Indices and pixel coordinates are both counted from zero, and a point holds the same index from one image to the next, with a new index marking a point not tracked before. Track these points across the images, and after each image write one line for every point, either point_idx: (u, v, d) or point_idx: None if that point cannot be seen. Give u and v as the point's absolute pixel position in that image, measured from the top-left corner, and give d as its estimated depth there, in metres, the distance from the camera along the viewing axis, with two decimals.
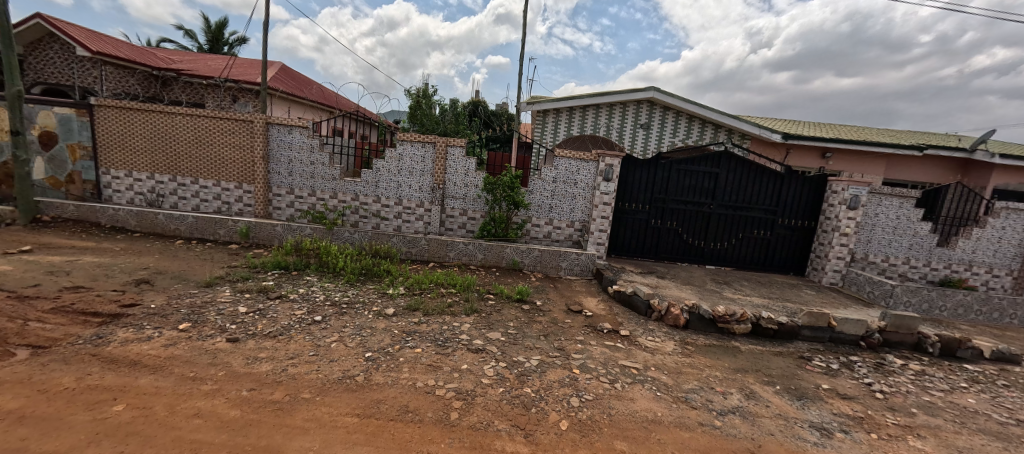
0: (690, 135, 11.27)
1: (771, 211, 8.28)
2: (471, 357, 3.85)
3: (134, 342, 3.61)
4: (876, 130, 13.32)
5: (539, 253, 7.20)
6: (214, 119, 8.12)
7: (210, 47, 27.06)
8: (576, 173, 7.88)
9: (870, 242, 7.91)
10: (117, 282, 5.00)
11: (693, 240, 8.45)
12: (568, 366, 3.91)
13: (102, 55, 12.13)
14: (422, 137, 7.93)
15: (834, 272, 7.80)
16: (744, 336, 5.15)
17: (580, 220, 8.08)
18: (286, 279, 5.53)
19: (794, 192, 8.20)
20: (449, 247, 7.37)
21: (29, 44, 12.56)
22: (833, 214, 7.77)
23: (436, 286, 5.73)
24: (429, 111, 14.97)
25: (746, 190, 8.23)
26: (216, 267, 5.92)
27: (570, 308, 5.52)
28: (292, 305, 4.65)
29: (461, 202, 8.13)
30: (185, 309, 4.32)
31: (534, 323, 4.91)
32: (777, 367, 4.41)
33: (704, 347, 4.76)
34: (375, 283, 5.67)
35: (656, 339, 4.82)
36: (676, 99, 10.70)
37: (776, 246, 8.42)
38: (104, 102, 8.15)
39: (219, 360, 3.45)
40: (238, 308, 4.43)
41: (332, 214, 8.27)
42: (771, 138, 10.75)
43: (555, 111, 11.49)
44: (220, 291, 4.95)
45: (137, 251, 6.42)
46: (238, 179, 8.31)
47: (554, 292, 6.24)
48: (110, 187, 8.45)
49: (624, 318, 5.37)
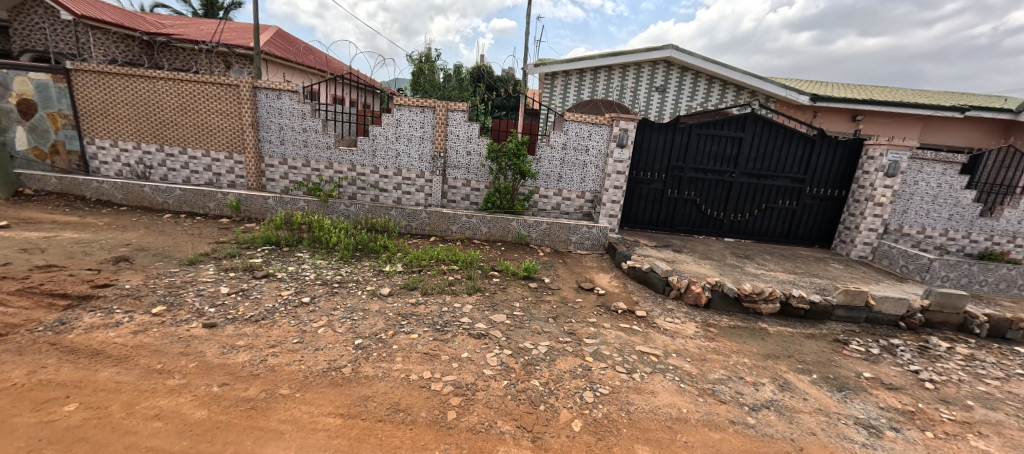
0: (709, 99, 10.51)
1: (798, 179, 7.69)
2: (472, 344, 3.47)
3: (100, 329, 3.25)
4: (911, 91, 12.41)
5: (548, 226, 6.71)
6: (198, 84, 7.60)
7: (205, 12, 26.10)
8: (588, 139, 7.29)
9: (906, 213, 7.32)
10: (94, 261, 4.65)
11: (712, 211, 7.92)
12: (580, 353, 3.51)
13: (87, 19, 11.50)
14: (420, 101, 7.35)
15: (864, 245, 7.32)
16: (772, 316, 4.72)
17: (591, 191, 7.56)
18: (275, 256, 5.16)
19: (824, 158, 7.57)
20: (452, 220, 6.89)
21: (11, 8, 11.94)
22: (868, 182, 7.19)
23: (436, 263, 5.35)
24: (432, 77, 14.18)
25: (772, 157, 7.62)
26: (202, 243, 5.55)
27: (581, 285, 5.13)
28: (279, 285, 4.29)
29: (464, 172, 7.63)
30: (161, 290, 3.95)
31: (542, 303, 4.51)
32: (810, 352, 3.98)
33: (728, 329, 4.34)
34: (372, 260, 5.28)
35: (675, 321, 4.41)
36: (696, 58, 9.87)
37: (802, 217, 7.87)
38: (81, 66, 7.64)
39: (192, 349, 3.10)
40: (219, 289, 4.06)
41: (327, 186, 7.81)
42: (797, 101, 9.98)
43: (564, 72, 10.73)
44: (203, 270, 4.58)
45: (121, 226, 6.05)
46: (228, 148, 7.85)
47: (563, 268, 5.82)
48: (96, 159, 8.08)
49: (640, 297, 4.96)
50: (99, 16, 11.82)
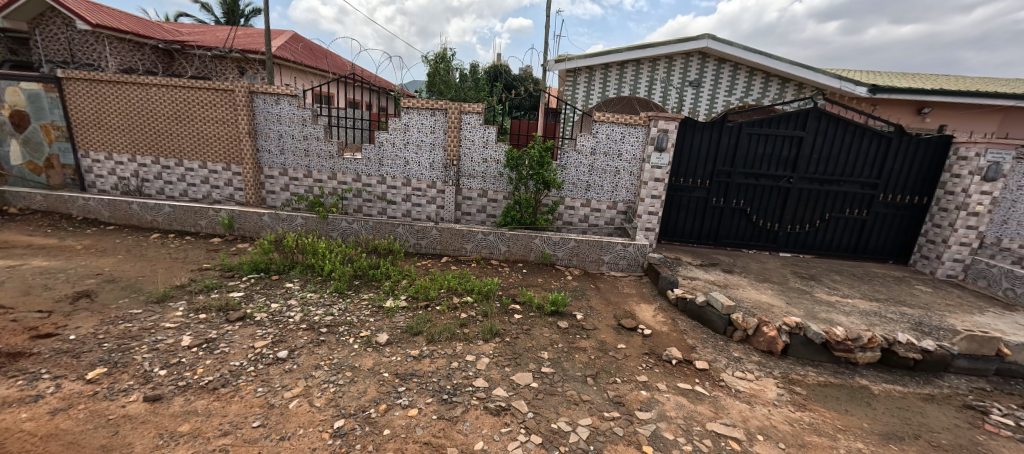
0: (750, 93, 9.39)
1: (869, 184, 6.59)
2: (490, 426, 2.61)
3: (10, 408, 2.50)
4: (980, 80, 11.00)
5: (577, 244, 5.78)
6: (193, 90, 7.00)
7: (226, 20, 26.10)
8: (620, 142, 6.36)
9: (1007, 224, 6.12)
10: (50, 298, 3.98)
11: (764, 222, 6.88)
12: (634, 438, 2.60)
13: (103, 28, 11.10)
14: (431, 103, 6.55)
15: (953, 262, 6.17)
16: (871, 368, 3.69)
17: (624, 201, 6.62)
18: (259, 288, 4.41)
19: (902, 159, 6.44)
20: (466, 237, 6.01)
21: None
22: (960, 187, 6.02)
23: (448, 295, 4.51)
24: (449, 77, 13.40)
25: (837, 158, 6.54)
26: (181, 271, 4.84)
27: (622, 324, 4.20)
28: (255, 332, 3.51)
29: (480, 181, 6.80)
30: (109, 344, 3.20)
31: (577, 353, 3.60)
32: (943, 430, 2.96)
33: (820, 390, 3.34)
34: (371, 292, 4.47)
35: (749, 377, 3.45)
36: (737, 48, 8.76)
37: (874, 228, 6.75)
38: (70, 74, 7.15)
39: (119, 440, 2.33)
40: (180, 340, 3.30)
41: (330, 198, 7.12)
42: (854, 93, 8.77)
43: (588, 68, 9.78)
44: (171, 310, 3.85)
45: (100, 250, 5.43)
46: (225, 159, 7.23)
47: (598, 297, 4.89)
48: (92, 172, 7.61)
49: (696, 340, 3.99)
50: (115, 25, 11.41)
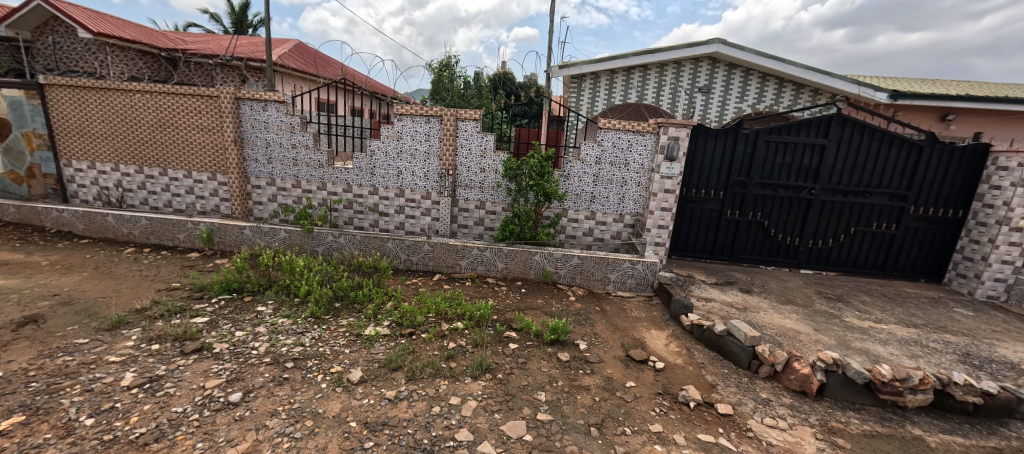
0: (763, 99, 8.93)
1: (897, 196, 6.08)
2: None
3: None
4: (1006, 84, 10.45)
5: (580, 260, 5.31)
6: (178, 97, 6.66)
7: (234, 29, 26.21)
8: (628, 151, 5.91)
9: None
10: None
11: (784, 236, 6.37)
12: None
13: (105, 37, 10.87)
14: (425, 110, 6.15)
15: (994, 282, 5.60)
16: (922, 413, 3.17)
17: (632, 214, 6.15)
18: (228, 312, 3.98)
19: (935, 168, 5.93)
20: (460, 252, 5.57)
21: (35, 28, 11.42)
22: (1002, 200, 5.49)
23: (437, 320, 4.05)
24: (451, 84, 13.08)
25: (864, 168, 6.04)
26: (148, 291, 4.43)
27: (631, 356, 3.72)
28: (211, 367, 3.08)
29: (477, 192, 6.38)
30: (39, 384, 2.78)
31: (580, 393, 3.11)
32: None
33: (867, 443, 2.83)
34: (352, 317, 4.02)
35: (782, 424, 2.94)
36: (748, 51, 8.29)
37: (903, 243, 6.22)
38: (53, 81, 6.86)
39: None
40: (122, 379, 2.87)
41: (318, 210, 6.74)
42: (874, 99, 8.21)
43: (593, 74, 9.35)
44: (123, 339, 3.42)
45: (67, 267, 5.05)
46: (210, 168, 6.88)
47: (604, 322, 4.40)
48: (74, 182, 7.28)
49: (717, 376, 3.48)
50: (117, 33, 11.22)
